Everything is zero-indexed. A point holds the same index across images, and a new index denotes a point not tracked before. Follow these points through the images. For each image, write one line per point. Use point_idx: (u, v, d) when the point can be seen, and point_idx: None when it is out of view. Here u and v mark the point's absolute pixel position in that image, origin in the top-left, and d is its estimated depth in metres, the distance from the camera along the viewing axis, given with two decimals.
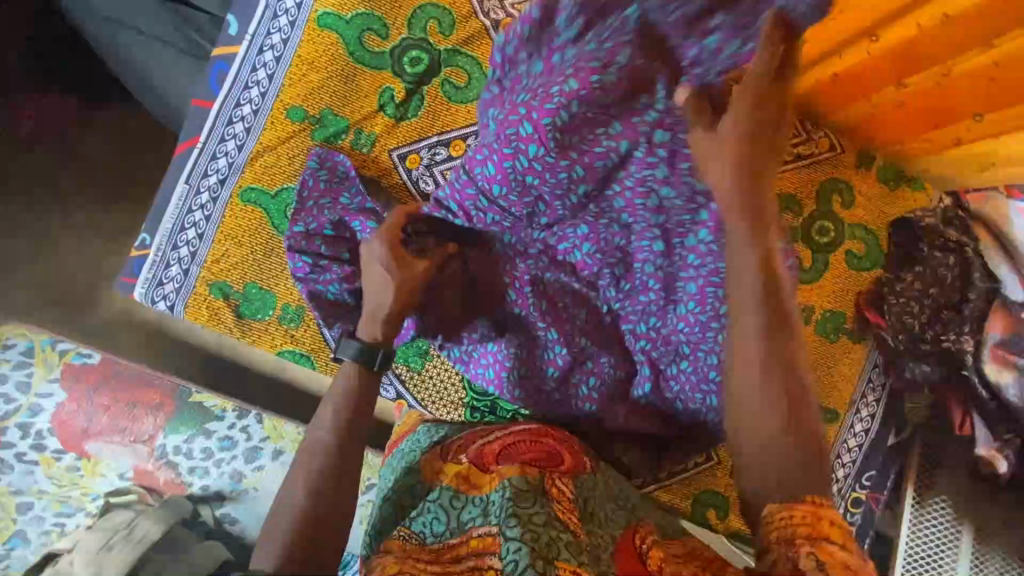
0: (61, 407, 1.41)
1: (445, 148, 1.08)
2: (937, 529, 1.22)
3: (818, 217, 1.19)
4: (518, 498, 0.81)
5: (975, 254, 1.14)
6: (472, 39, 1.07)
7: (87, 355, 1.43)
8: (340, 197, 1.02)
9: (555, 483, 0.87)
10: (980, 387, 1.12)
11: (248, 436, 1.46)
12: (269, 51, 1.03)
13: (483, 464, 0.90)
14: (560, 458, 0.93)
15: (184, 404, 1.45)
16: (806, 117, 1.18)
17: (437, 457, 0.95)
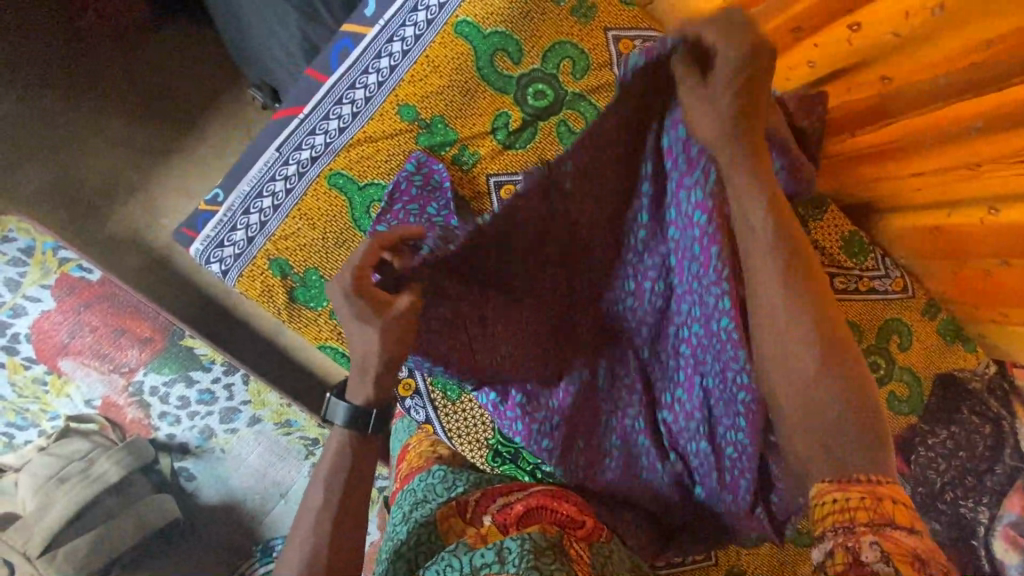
0: (46, 316, 1.32)
1: None
2: None
3: (873, 351, 1.20)
4: (539, 554, 0.81)
5: (1010, 428, 1.17)
6: (600, 89, 1.05)
7: (88, 270, 1.34)
8: (428, 206, 0.96)
9: (573, 545, 0.87)
10: (985, 561, 1.11)
11: (229, 396, 1.39)
12: (399, 42, 0.99)
13: (504, 525, 0.89)
14: (578, 522, 0.92)
15: (172, 346, 1.37)
16: (888, 254, 1.19)
17: (455, 512, 0.93)
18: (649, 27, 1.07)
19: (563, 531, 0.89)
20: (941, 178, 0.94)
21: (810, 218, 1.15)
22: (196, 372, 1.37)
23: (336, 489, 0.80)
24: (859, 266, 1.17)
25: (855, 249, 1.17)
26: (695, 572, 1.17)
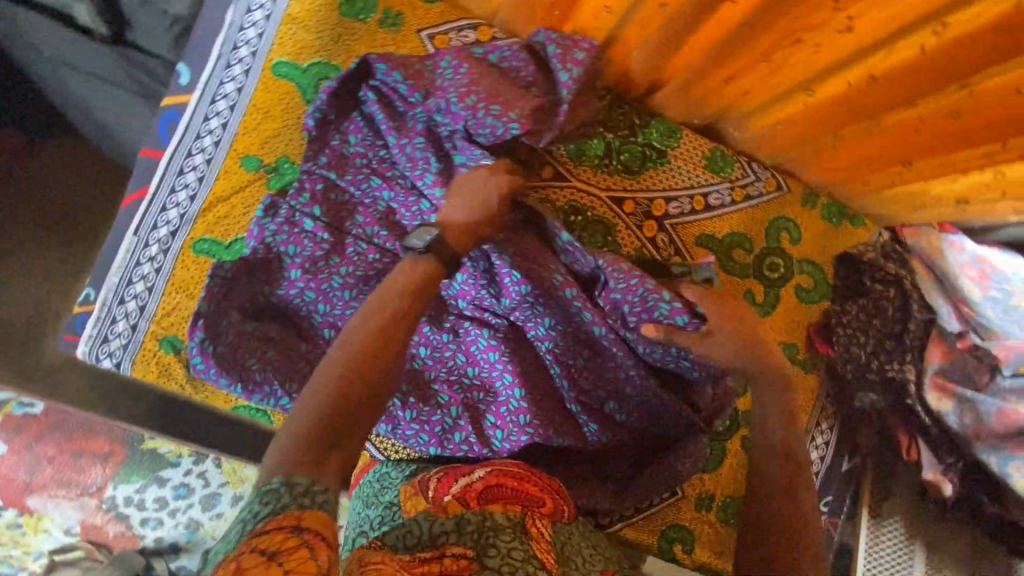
0: (3, 460, 1.34)
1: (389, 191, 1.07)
2: (893, 549, 1.27)
3: (769, 253, 1.25)
4: (498, 532, 0.80)
5: (913, 285, 1.22)
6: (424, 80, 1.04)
7: (30, 405, 1.35)
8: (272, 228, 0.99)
9: (536, 524, 0.86)
10: (924, 414, 1.17)
11: (205, 483, 1.39)
12: (222, 100, 1.02)
13: (465, 501, 0.89)
14: (541, 501, 0.92)
15: (135, 453, 1.36)
16: (755, 159, 1.24)
17: (416, 492, 0.92)
18: (459, 16, 1.10)
19: (527, 510, 0.88)
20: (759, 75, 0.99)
21: (668, 147, 1.19)
22: (165, 471, 1.37)
23: (406, 326, 0.82)
24: (729, 179, 1.22)
25: (720, 163, 1.21)
26: (666, 509, 1.21)
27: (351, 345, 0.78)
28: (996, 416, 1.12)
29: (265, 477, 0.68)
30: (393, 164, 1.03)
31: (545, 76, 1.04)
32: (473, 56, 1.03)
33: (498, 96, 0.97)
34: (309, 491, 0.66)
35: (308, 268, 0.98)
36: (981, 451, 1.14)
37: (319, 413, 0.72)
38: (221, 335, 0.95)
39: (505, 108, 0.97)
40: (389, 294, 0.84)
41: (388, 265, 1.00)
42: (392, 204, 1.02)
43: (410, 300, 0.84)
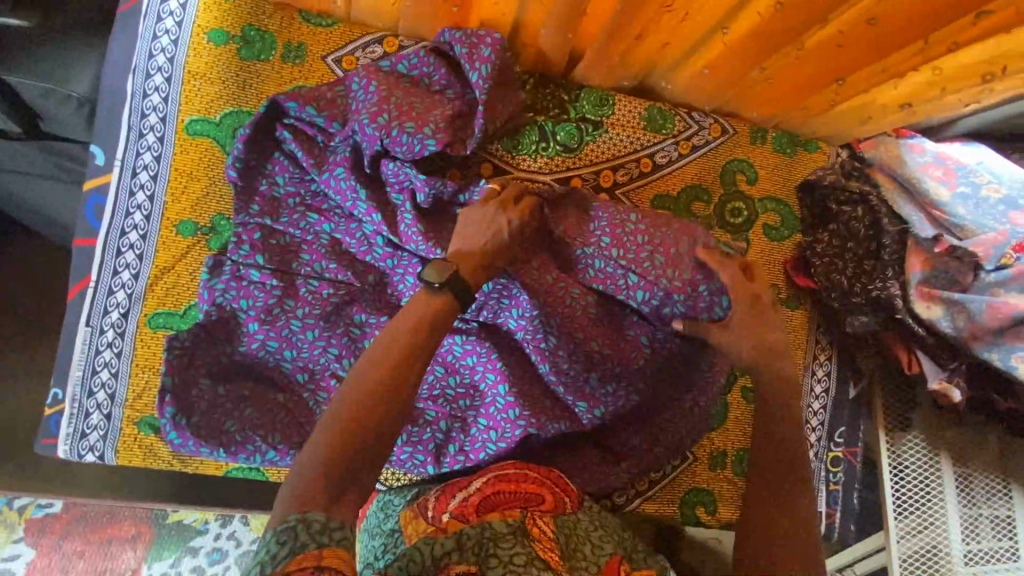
0: (34, 565, 1.28)
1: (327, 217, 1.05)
2: (917, 460, 1.29)
3: (728, 198, 1.22)
4: (499, 541, 0.82)
5: (879, 200, 1.18)
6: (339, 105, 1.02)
7: (48, 505, 1.30)
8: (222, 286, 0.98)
9: (536, 523, 0.87)
10: (916, 326, 1.13)
11: (237, 543, 1.36)
12: (143, 171, 1.00)
13: (465, 516, 0.89)
14: (540, 499, 0.93)
15: (161, 528, 1.33)
16: (693, 109, 1.22)
17: (418, 514, 0.92)
18: (361, 33, 1.08)
19: (527, 511, 0.89)
20: (670, 24, 0.98)
21: (602, 117, 1.17)
22: (194, 540, 1.34)
23: (422, 358, 0.79)
24: (672, 134, 1.19)
25: (659, 121, 1.19)
26: (681, 476, 1.20)
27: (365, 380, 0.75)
28: (987, 312, 1.06)
29: (276, 516, 0.65)
30: (327, 195, 1.02)
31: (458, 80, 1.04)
32: (380, 72, 1.01)
33: (411, 112, 0.98)
34: (328, 528, 0.64)
35: (264, 318, 0.98)
36: (979, 350, 1.09)
37: (337, 444, 0.70)
38: (193, 404, 0.94)
39: (419, 125, 0.98)
40: (403, 325, 0.80)
41: (345, 297, 1.01)
42: (338, 236, 1.02)
43: (425, 330, 0.80)
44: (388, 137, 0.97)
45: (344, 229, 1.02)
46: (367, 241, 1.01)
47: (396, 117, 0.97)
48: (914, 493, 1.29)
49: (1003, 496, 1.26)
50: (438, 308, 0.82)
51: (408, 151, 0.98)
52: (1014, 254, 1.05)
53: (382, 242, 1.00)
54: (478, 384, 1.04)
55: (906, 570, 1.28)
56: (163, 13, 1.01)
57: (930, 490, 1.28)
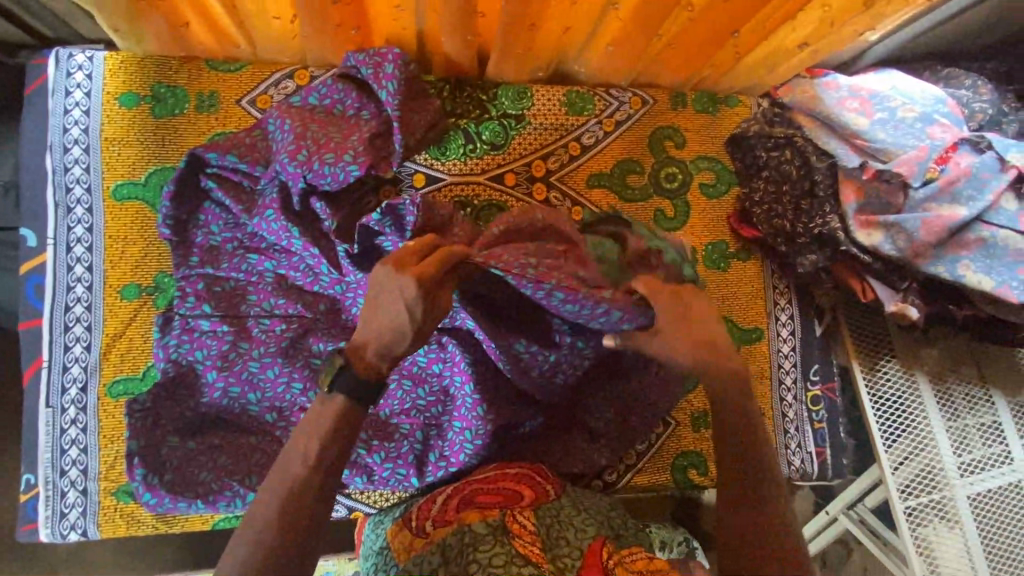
0: None
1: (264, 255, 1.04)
2: (895, 383, 1.32)
3: (661, 165, 1.24)
4: (478, 544, 0.83)
5: (805, 140, 1.21)
6: (255, 142, 1.02)
7: None
8: (173, 342, 0.98)
9: (517, 518, 0.88)
10: (861, 255, 1.15)
11: None
12: (78, 244, 1.01)
13: (445, 519, 0.91)
14: (520, 493, 0.95)
15: None
16: (611, 86, 1.24)
17: (403, 526, 0.93)
18: (270, 71, 1.10)
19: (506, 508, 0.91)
20: (564, 8, 1.01)
21: (523, 109, 1.19)
22: None
23: (335, 473, 0.76)
24: (594, 114, 1.22)
25: (579, 104, 1.21)
26: (667, 444, 1.21)
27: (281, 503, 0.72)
28: (923, 229, 1.08)
29: None
30: (263, 233, 1.03)
31: (373, 99, 1.05)
32: (293, 108, 1.03)
33: (328, 143, 0.99)
34: None
35: (221, 365, 0.98)
36: (927, 266, 1.11)
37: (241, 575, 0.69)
38: (164, 463, 0.94)
39: (339, 153, 0.98)
40: (319, 436, 0.76)
41: (299, 330, 1.03)
42: (283, 270, 1.04)
43: (347, 438, 0.77)
44: (310, 167, 0.97)
45: (287, 262, 1.04)
46: (314, 271, 1.03)
47: (315, 146, 0.98)
48: (901, 418, 1.30)
49: (985, 402, 1.32)
50: (348, 418, 0.77)
51: (330, 177, 0.98)
52: (938, 167, 1.08)
53: (325, 270, 1.02)
54: (445, 389, 1.05)
55: (905, 494, 1.27)
56: (70, 87, 1.02)
57: (914, 409, 1.31)
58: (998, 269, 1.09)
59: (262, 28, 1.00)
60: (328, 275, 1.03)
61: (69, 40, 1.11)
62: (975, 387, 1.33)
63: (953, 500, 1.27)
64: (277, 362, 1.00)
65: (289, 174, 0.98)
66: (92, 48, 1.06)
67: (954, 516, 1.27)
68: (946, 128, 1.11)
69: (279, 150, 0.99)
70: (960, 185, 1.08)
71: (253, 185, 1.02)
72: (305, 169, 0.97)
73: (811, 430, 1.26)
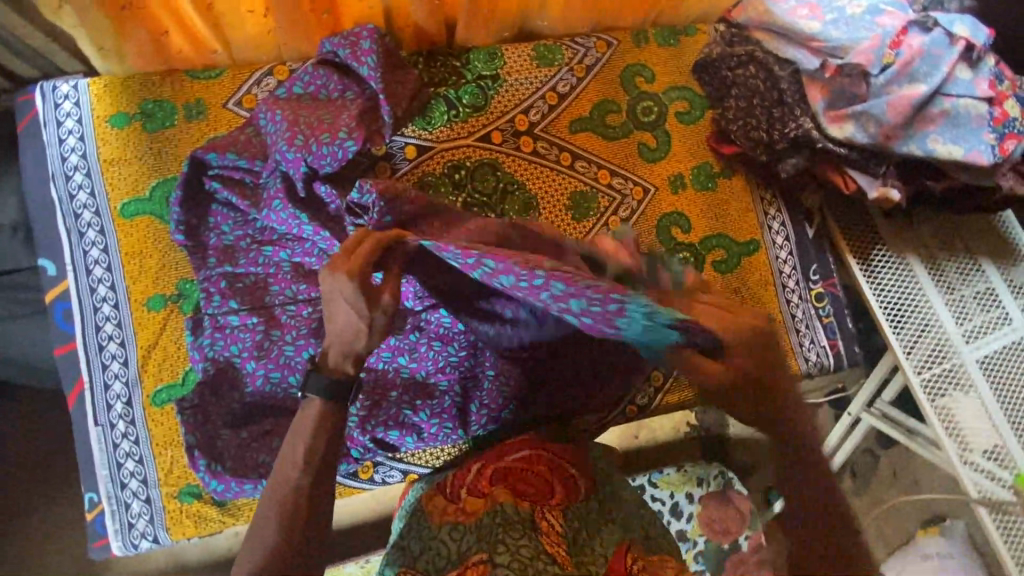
0: None
1: (279, 245, 1.08)
2: (891, 268, 1.39)
3: (637, 100, 1.30)
4: (510, 526, 0.86)
5: (764, 53, 1.27)
6: (251, 137, 1.05)
7: None
8: (209, 341, 1.02)
9: (545, 516, 0.91)
10: (837, 148, 1.22)
11: None
12: (97, 267, 1.04)
13: (479, 490, 0.94)
14: (550, 491, 0.95)
15: None
16: (576, 34, 1.29)
17: (436, 491, 0.95)
18: (250, 71, 1.13)
19: (536, 504, 0.92)
20: None
21: (497, 69, 1.23)
22: None
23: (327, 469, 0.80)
24: (565, 62, 1.26)
25: (549, 56, 1.26)
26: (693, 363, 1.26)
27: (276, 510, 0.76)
28: (890, 111, 1.15)
29: None
30: (275, 224, 1.06)
31: (355, 78, 1.09)
32: (281, 99, 1.06)
33: (321, 124, 1.03)
34: None
35: (258, 354, 1.01)
36: (900, 147, 1.18)
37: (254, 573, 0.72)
38: (221, 453, 0.98)
39: (333, 132, 1.02)
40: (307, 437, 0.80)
41: (325, 310, 1.06)
42: (299, 258, 1.08)
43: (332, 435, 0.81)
44: (309, 150, 1.01)
45: (303, 250, 1.08)
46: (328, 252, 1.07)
47: (310, 129, 1.02)
48: (900, 299, 1.38)
49: (976, 272, 1.40)
50: (325, 418, 0.81)
51: (328, 157, 1.02)
52: (892, 52, 1.14)
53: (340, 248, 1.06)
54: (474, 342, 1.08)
55: (917, 368, 1.34)
56: (62, 117, 1.05)
57: (911, 288, 1.38)
58: (964, 137, 1.16)
59: (238, 26, 1.04)
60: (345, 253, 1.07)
61: (48, 75, 1.14)
62: (964, 259, 1.41)
63: (963, 366, 1.34)
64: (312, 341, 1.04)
65: (289, 161, 1.02)
66: (74, 78, 1.09)
67: (967, 381, 1.34)
68: (893, 14, 1.18)
69: (275, 142, 1.02)
70: (916, 64, 1.14)
71: (255, 180, 1.06)
72: (306, 154, 1.01)
73: (821, 326, 1.33)
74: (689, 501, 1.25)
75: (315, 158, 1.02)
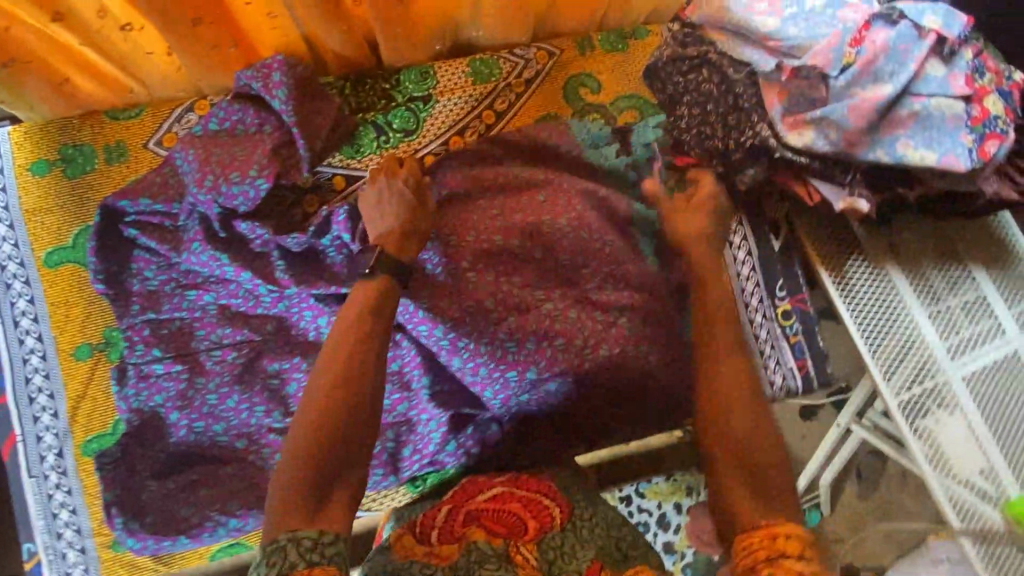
0: None
1: (202, 289, 1.05)
2: (867, 280, 1.29)
3: (581, 114, 1.21)
4: (484, 563, 0.75)
5: (718, 54, 1.17)
6: (165, 178, 1.02)
7: None
8: (131, 392, 1.00)
9: (520, 550, 0.78)
10: (797, 158, 1.11)
11: None
12: (24, 318, 1.04)
13: (451, 537, 0.81)
14: (523, 528, 0.83)
15: None
16: (514, 46, 1.22)
17: (406, 529, 0.83)
18: (168, 107, 1.09)
19: (509, 537, 0.80)
20: None
21: (429, 89, 1.16)
22: None
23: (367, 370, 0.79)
24: (502, 77, 1.19)
25: (484, 71, 1.19)
26: None
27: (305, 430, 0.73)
28: (852, 116, 1.04)
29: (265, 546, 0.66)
30: (197, 268, 1.03)
31: (269, 111, 1.04)
32: (194, 137, 1.02)
33: (232, 163, 0.99)
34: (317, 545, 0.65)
35: (181, 404, 1.00)
36: (866, 153, 1.07)
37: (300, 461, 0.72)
38: (144, 506, 0.97)
39: (244, 170, 0.98)
40: (342, 340, 0.81)
41: (251, 354, 1.04)
42: (226, 300, 1.06)
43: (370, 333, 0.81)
44: (221, 193, 0.98)
45: (230, 292, 1.06)
46: (254, 295, 1.06)
47: (221, 170, 0.98)
48: (879, 313, 1.28)
49: (965, 280, 1.29)
50: (369, 317, 0.83)
51: (241, 199, 0.98)
52: (854, 50, 1.03)
53: (267, 289, 1.05)
54: (408, 382, 1.05)
55: (896, 388, 1.24)
56: None
57: (891, 301, 1.28)
58: (939, 140, 1.05)
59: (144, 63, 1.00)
60: (271, 295, 1.06)
61: None
62: (952, 267, 1.30)
63: (948, 384, 1.24)
64: (239, 386, 1.03)
65: (204, 202, 0.99)
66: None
67: (953, 400, 1.24)
68: (856, 7, 1.07)
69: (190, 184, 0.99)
70: (881, 62, 1.03)
71: (173, 223, 1.03)
72: (220, 195, 0.98)
73: (788, 346, 1.25)
74: (677, 512, 1.27)
75: (231, 200, 0.99)
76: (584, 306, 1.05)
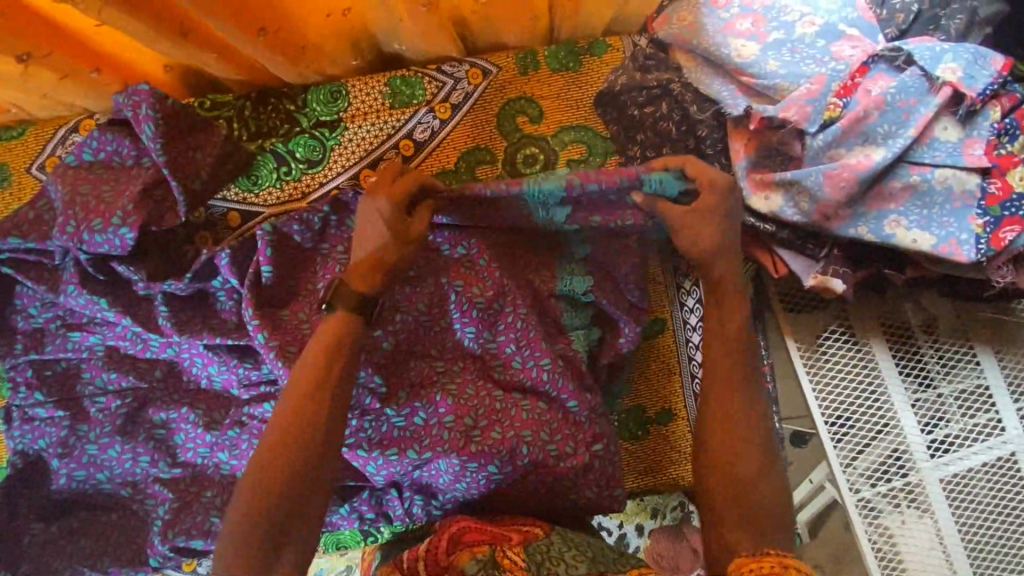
0: None
1: (81, 330, 0.99)
2: (843, 357, 1.11)
3: (516, 147, 1.04)
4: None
5: (683, 85, 0.96)
6: (38, 214, 0.95)
7: None
8: (14, 434, 0.99)
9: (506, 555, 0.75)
10: (761, 225, 0.91)
11: None
12: None
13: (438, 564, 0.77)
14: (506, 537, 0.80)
15: None
16: (443, 61, 1.03)
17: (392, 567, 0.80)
18: (49, 126, 1.00)
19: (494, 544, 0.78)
20: None
21: (339, 113, 1.01)
22: None
23: (334, 405, 0.75)
24: (425, 100, 1.02)
25: (404, 92, 1.02)
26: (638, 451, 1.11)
27: (258, 476, 0.71)
28: (827, 185, 0.84)
29: None
30: (76, 309, 0.97)
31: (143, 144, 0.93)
32: (67, 169, 0.93)
33: (98, 206, 0.90)
34: None
35: (62, 451, 0.98)
36: (845, 228, 0.87)
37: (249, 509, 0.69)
38: (24, 551, 0.98)
39: (107, 216, 0.89)
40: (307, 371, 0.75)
41: (134, 404, 0.99)
42: (113, 342, 0.99)
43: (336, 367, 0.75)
44: (84, 238, 0.89)
45: (117, 335, 0.98)
46: (136, 341, 0.98)
47: (86, 214, 0.89)
48: (850, 396, 1.10)
49: (967, 365, 1.08)
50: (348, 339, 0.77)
51: (107, 246, 0.90)
52: (840, 102, 0.83)
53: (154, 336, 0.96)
54: None
55: (856, 485, 1.08)
56: None
57: (869, 383, 1.10)
58: (940, 219, 0.83)
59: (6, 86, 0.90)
60: (150, 340, 0.97)
61: None
62: (952, 349, 1.09)
63: (920, 486, 1.07)
64: (117, 436, 0.98)
65: (71, 244, 0.91)
66: None
67: (924, 504, 1.06)
68: (855, 41, 0.86)
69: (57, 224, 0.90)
70: (873, 120, 0.83)
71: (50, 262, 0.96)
72: (85, 240, 0.89)
73: None
74: (639, 534, 1.19)
75: (98, 246, 0.90)
76: (493, 378, 0.96)
